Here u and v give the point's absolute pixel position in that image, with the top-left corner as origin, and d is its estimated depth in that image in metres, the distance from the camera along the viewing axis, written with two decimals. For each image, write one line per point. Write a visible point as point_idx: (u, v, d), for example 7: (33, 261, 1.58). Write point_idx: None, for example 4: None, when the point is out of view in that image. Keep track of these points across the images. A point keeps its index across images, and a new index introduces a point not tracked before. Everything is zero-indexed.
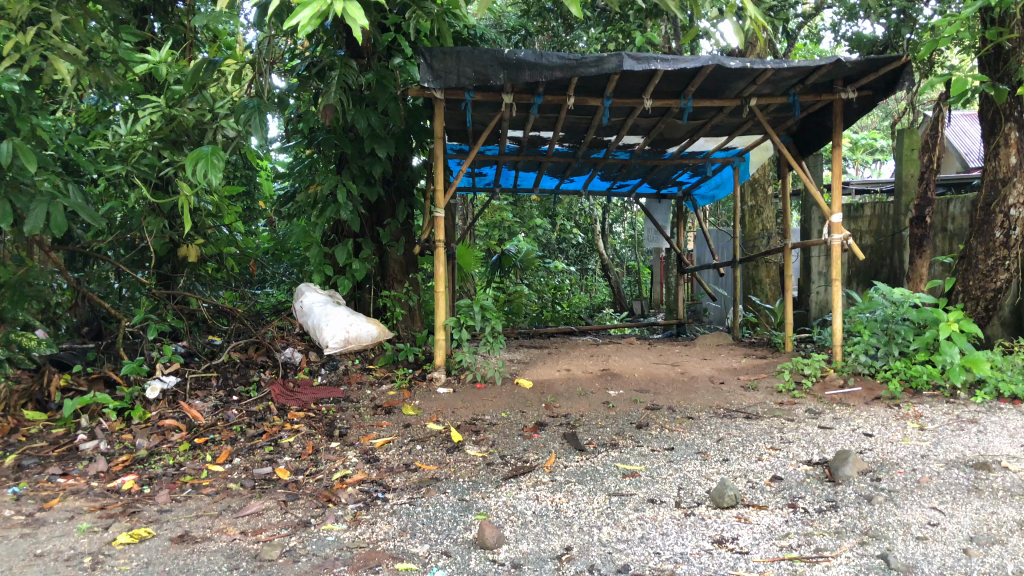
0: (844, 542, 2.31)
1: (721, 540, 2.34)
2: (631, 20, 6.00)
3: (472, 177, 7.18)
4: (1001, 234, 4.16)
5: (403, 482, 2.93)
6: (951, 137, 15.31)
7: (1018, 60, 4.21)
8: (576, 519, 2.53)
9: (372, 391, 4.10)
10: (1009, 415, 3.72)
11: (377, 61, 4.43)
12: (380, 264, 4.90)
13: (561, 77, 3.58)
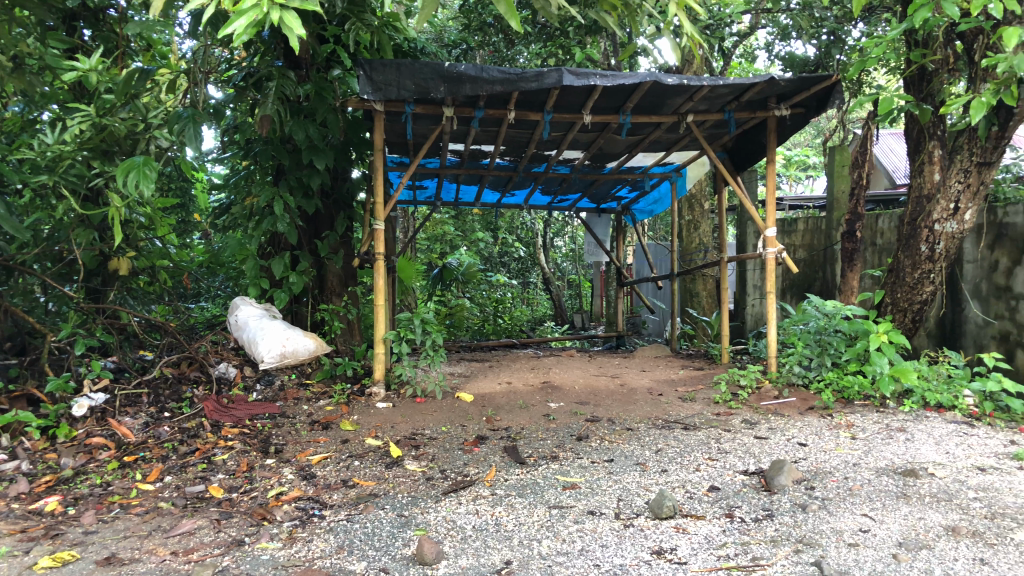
0: (779, 551, 2.29)
1: (659, 551, 2.30)
2: (571, 36, 6.02)
3: (413, 190, 7.10)
4: (927, 248, 4.24)
5: (340, 498, 2.83)
6: (879, 155, 15.76)
7: (941, 80, 4.32)
8: (516, 533, 2.47)
9: (309, 407, 3.99)
10: (935, 423, 3.79)
11: (316, 72, 4.33)
12: (318, 277, 4.77)
13: (502, 91, 3.52)
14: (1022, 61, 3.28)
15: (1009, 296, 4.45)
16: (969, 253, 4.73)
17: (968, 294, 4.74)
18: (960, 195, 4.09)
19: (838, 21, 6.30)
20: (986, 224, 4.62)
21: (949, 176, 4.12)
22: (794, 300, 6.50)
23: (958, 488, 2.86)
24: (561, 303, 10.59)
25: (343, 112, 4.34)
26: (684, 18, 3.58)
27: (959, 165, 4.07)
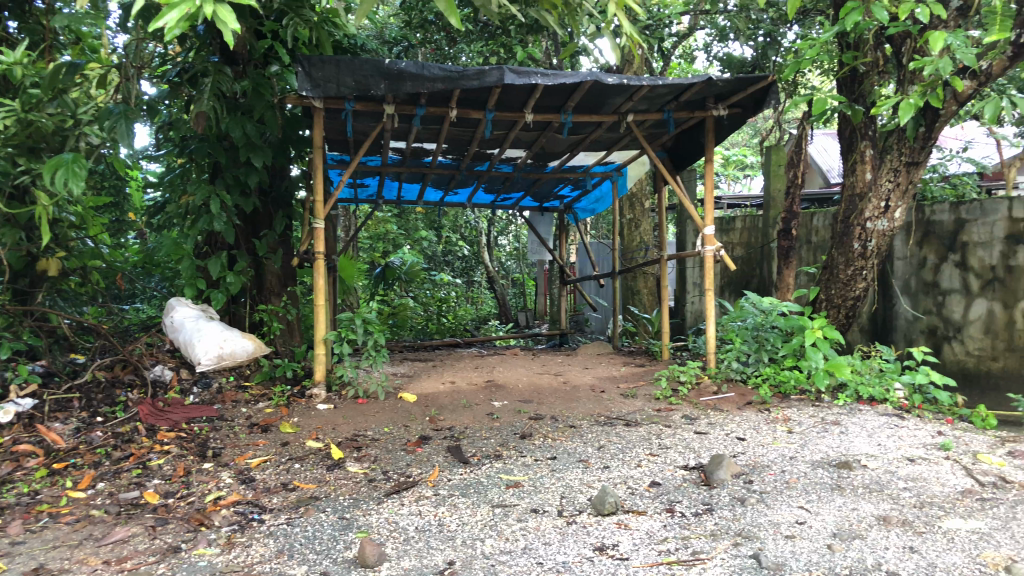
0: (719, 545, 2.29)
1: (601, 547, 2.28)
2: (512, 35, 5.98)
3: (354, 188, 6.98)
4: (859, 245, 4.32)
5: (279, 502, 2.74)
6: (814, 154, 16.10)
7: (871, 83, 4.41)
8: (459, 533, 2.42)
9: (248, 409, 3.87)
10: (868, 416, 3.86)
11: (253, 68, 4.18)
12: (256, 277, 4.62)
13: (443, 89, 3.44)
14: (947, 66, 3.31)
15: (936, 292, 4.90)
16: (899, 250, 5.13)
17: (899, 290, 5.12)
18: (891, 194, 4.17)
19: (774, 23, 6.39)
20: (915, 222, 5.03)
21: (880, 175, 4.20)
22: (732, 297, 6.59)
23: (889, 479, 2.91)
24: (505, 302, 10.55)
25: (281, 108, 4.23)
26: (623, 18, 3.60)
27: (889, 165, 4.15)
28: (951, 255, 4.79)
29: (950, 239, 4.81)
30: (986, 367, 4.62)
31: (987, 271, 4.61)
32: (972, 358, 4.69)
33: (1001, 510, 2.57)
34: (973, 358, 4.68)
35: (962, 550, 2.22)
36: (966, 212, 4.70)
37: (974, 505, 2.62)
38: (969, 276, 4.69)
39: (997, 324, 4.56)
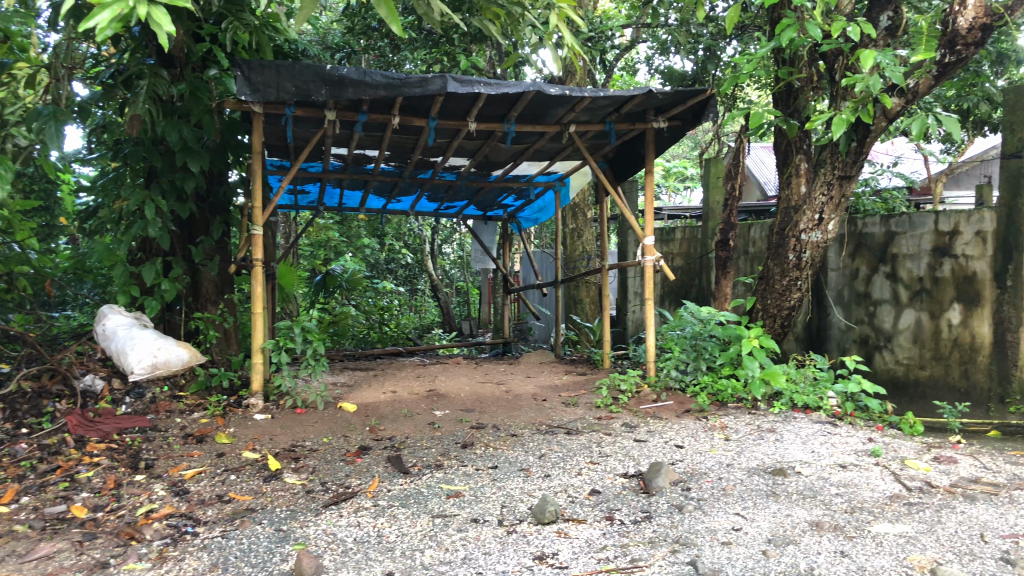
0: (657, 552, 2.31)
1: (541, 556, 2.28)
2: (456, 44, 5.96)
3: (294, 195, 6.88)
4: (794, 256, 4.42)
5: (214, 514, 2.67)
6: (752, 166, 16.44)
7: (807, 98, 4.52)
8: (398, 544, 2.38)
9: (183, 420, 3.74)
10: (802, 423, 3.93)
11: (190, 72, 4.06)
12: (192, 284, 4.43)
13: (386, 96, 3.39)
14: (877, 82, 3.43)
15: (868, 302, 5.03)
16: (833, 261, 5.25)
17: (832, 300, 5.27)
18: (824, 207, 4.27)
19: (713, 38, 6.52)
20: (848, 234, 5.17)
21: (814, 189, 4.29)
22: (672, 306, 6.69)
23: (822, 485, 2.97)
24: (448, 310, 10.50)
25: (219, 112, 4.12)
26: (565, 30, 3.63)
27: (823, 178, 4.25)
28: (882, 266, 4.94)
29: (880, 250, 4.95)
30: (915, 376, 4.76)
31: (915, 283, 4.77)
32: (901, 367, 4.82)
33: (928, 514, 2.64)
34: (901, 366, 4.82)
35: (890, 554, 2.27)
36: (896, 225, 4.86)
37: (901, 510, 2.69)
38: (899, 287, 4.84)
39: (924, 334, 4.71)
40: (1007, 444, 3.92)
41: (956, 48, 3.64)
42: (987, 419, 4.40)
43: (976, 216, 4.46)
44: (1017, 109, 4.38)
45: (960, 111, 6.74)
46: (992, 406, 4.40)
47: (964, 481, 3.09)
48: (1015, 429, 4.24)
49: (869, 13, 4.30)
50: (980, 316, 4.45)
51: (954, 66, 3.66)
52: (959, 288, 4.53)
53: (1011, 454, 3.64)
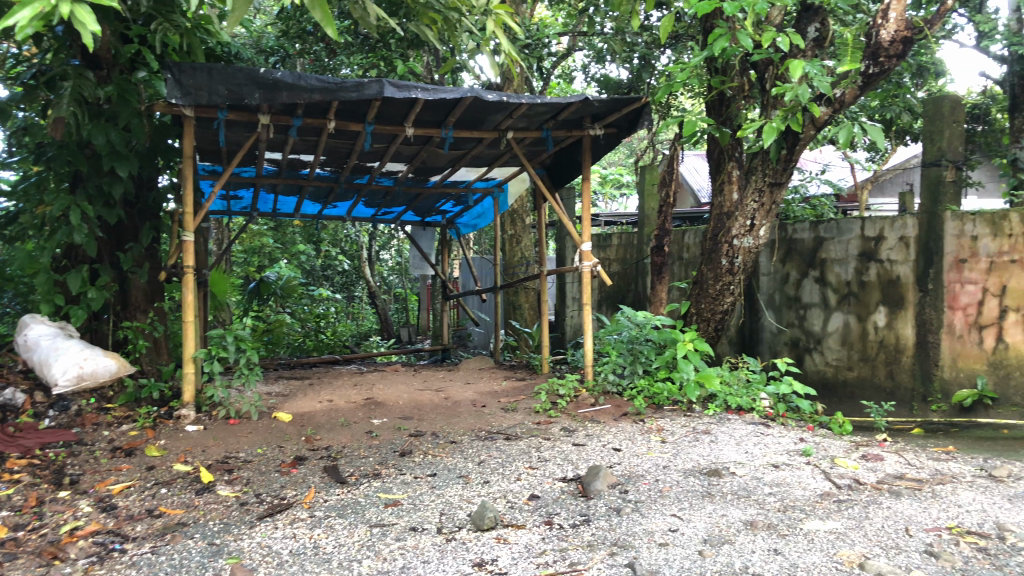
0: (596, 555, 2.31)
1: (480, 563, 2.26)
2: (392, 49, 5.83)
3: (227, 200, 6.72)
4: (727, 262, 4.49)
5: (144, 529, 2.58)
6: (686, 173, 16.71)
7: (738, 107, 4.60)
8: (335, 554, 2.33)
9: (110, 433, 3.60)
10: (736, 425, 3.99)
11: (118, 74, 3.90)
12: (120, 292, 4.27)
13: (321, 101, 3.31)
14: (805, 92, 3.50)
15: (798, 306, 5.15)
16: (764, 266, 5.35)
17: (764, 304, 5.38)
18: (756, 213, 4.35)
19: (647, 47, 6.61)
20: (778, 240, 5.28)
21: (746, 196, 4.38)
22: (609, 311, 6.76)
23: (755, 485, 3.01)
24: (386, 317, 10.39)
25: (148, 116, 3.98)
26: (502, 37, 3.62)
27: (754, 185, 4.33)
28: (811, 271, 5.06)
29: (809, 255, 5.08)
30: (843, 377, 4.88)
31: (843, 286, 4.89)
32: (830, 368, 4.94)
33: (857, 510, 2.70)
34: (831, 368, 4.93)
35: (821, 550, 2.31)
36: (824, 230, 4.98)
37: (831, 507, 2.74)
38: (827, 291, 4.96)
39: (852, 336, 4.83)
40: (929, 441, 4.05)
41: (879, 59, 3.74)
42: (912, 417, 4.56)
43: (899, 223, 4.60)
44: (936, 119, 4.56)
45: (883, 121, 6.96)
46: (916, 405, 4.54)
47: (890, 478, 3.17)
48: (935, 426, 4.41)
49: (798, 25, 4.41)
50: (903, 318, 4.59)
51: (878, 76, 3.76)
52: (884, 291, 4.67)
53: (935, 451, 3.76)
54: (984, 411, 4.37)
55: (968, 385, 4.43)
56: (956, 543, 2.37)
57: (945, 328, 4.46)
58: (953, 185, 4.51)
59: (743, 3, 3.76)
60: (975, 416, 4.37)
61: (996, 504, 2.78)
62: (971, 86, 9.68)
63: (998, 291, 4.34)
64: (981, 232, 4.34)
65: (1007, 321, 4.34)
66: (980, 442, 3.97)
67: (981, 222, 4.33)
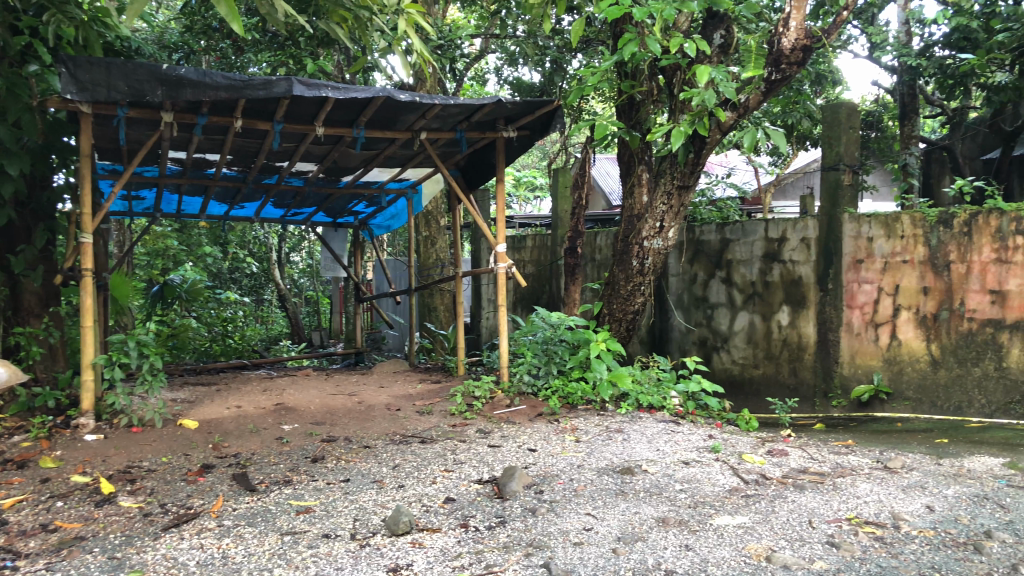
0: (511, 556, 2.27)
1: (395, 568, 2.19)
2: (302, 47, 5.67)
3: (128, 201, 6.42)
4: (637, 262, 4.53)
5: (37, 545, 2.40)
6: (598, 176, 16.91)
7: (647, 111, 4.66)
8: (245, 564, 2.22)
9: (0, 445, 3.37)
10: (648, 423, 4.03)
11: (7, 67, 3.62)
12: (11, 296, 4.00)
13: (228, 99, 3.15)
14: (712, 97, 3.53)
15: (706, 306, 5.25)
16: (673, 267, 5.44)
17: (673, 304, 5.46)
18: (665, 215, 4.40)
19: (559, 50, 6.66)
20: (686, 242, 5.37)
21: (655, 198, 4.42)
22: (523, 313, 6.76)
23: (666, 482, 3.03)
24: (297, 320, 10.16)
25: (41, 111, 3.73)
26: (413, 36, 3.54)
27: (663, 188, 4.38)
28: (718, 271, 5.17)
29: (716, 256, 5.18)
30: (749, 374, 4.98)
31: (748, 286, 5.01)
32: (737, 366, 5.04)
33: (762, 504, 2.74)
34: (737, 366, 5.04)
35: (729, 544, 2.33)
36: (730, 232, 5.09)
37: (739, 502, 2.78)
38: (733, 291, 5.07)
39: (757, 335, 4.94)
40: (830, 435, 4.17)
41: (781, 66, 3.81)
42: (814, 412, 4.69)
43: (800, 224, 4.73)
44: (834, 126, 4.65)
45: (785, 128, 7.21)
46: (817, 401, 4.67)
47: (794, 471, 3.24)
48: (836, 421, 4.53)
49: (704, 32, 4.49)
50: (805, 317, 4.72)
51: (780, 83, 3.84)
52: (787, 291, 4.80)
53: (835, 444, 3.88)
54: (880, 405, 4.51)
55: (865, 380, 4.57)
56: (855, 533, 2.44)
57: (844, 326, 4.59)
58: (850, 189, 4.63)
59: (651, 9, 3.78)
60: (872, 411, 4.51)
61: (891, 495, 2.87)
62: (865, 93, 10.18)
63: (892, 290, 4.48)
64: (875, 234, 4.51)
65: (899, 319, 4.47)
66: (878, 435, 4.10)
67: (876, 224, 4.50)
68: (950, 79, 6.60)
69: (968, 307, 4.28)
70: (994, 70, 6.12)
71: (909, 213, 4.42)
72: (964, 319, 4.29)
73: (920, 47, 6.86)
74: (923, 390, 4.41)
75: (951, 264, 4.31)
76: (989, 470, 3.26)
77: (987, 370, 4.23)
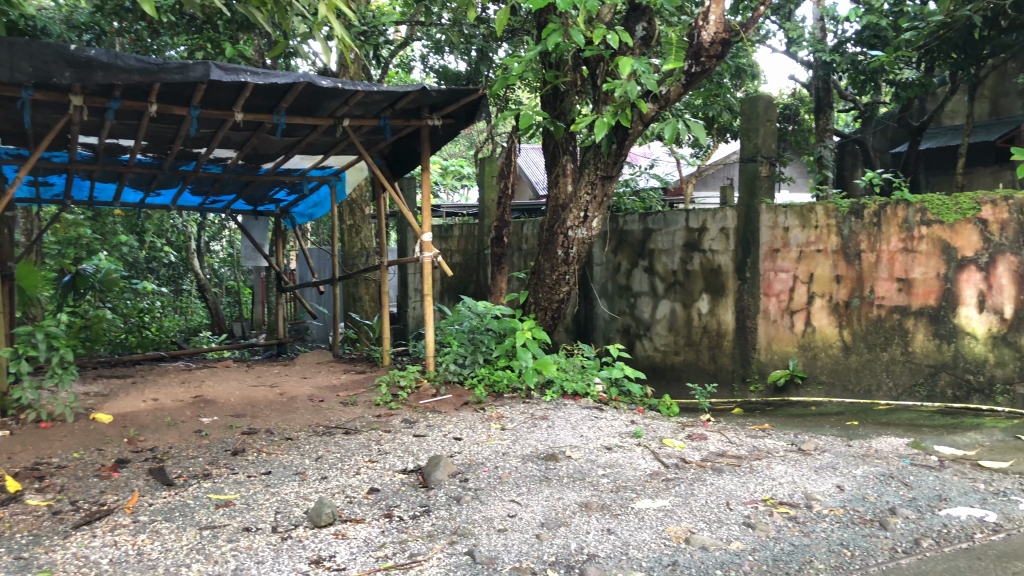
0: (435, 545, 2.27)
1: (317, 560, 2.17)
2: (221, 31, 5.51)
3: (36, 187, 6.13)
4: (562, 252, 4.56)
5: None
6: (524, 165, 17.00)
7: (571, 101, 4.68)
8: (161, 561, 2.17)
9: None
10: (573, 410, 4.07)
11: None
12: None
13: (142, 84, 2.95)
14: (634, 88, 3.57)
15: (630, 294, 5.44)
16: (597, 256, 5.62)
17: (597, 293, 5.64)
18: (589, 205, 4.44)
19: (485, 39, 6.65)
20: (610, 232, 5.54)
21: (580, 188, 4.45)
22: (449, 302, 6.76)
23: (589, 467, 3.07)
24: (217, 311, 9.96)
25: None
26: (335, 21, 3.46)
27: (587, 178, 4.41)
28: (641, 261, 5.34)
29: (639, 246, 5.35)
30: (671, 360, 5.15)
31: (670, 275, 5.17)
32: (659, 353, 5.22)
33: (683, 487, 2.81)
34: (659, 353, 5.21)
35: (650, 527, 2.39)
36: (653, 223, 5.25)
37: (660, 485, 2.84)
38: (656, 280, 5.24)
39: (678, 322, 5.11)
40: (748, 419, 4.28)
41: (701, 59, 3.86)
42: (732, 397, 4.84)
43: (720, 214, 4.87)
44: (752, 118, 4.76)
45: (706, 119, 7.37)
46: (736, 385, 4.81)
47: (713, 455, 3.33)
48: (754, 405, 4.66)
49: (627, 23, 4.53)
50: (724, 304, 4.87)
51: (700, 76, 3.90)
52: (707, 280, 4.95)
53: (752, 428, 3.99)
54: (795, 389, 4.61)
55: (781, 365, 4.67)
56: (770, 514, 2.51)
57: (761, 314, 4.72)
58: (768, 180, 4.74)
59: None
60: (787, 395, 4.61)
61: (804, 476, 2.97)
62: (782, 88, 10.48)
63: (807, 278, 4.58)
64: (791, 224, 4.63)
65: (814, 306, 4.56)
66: (794, 418, 4.22)
67: (792, 214, 4.61)
68: (862, 76, 6.81)
69: (877, 294, 4.34)
70: (901, 67, 6.37)
71: (823, 204, 4.52)
72: (874, 306, 4.35)
73: (834, 43, 7.07)
74: (836, 374, 4.49)
75: (862, 252, 4.39)
76: (895, 449, 3.39)
77: (894, 354, 4.29)
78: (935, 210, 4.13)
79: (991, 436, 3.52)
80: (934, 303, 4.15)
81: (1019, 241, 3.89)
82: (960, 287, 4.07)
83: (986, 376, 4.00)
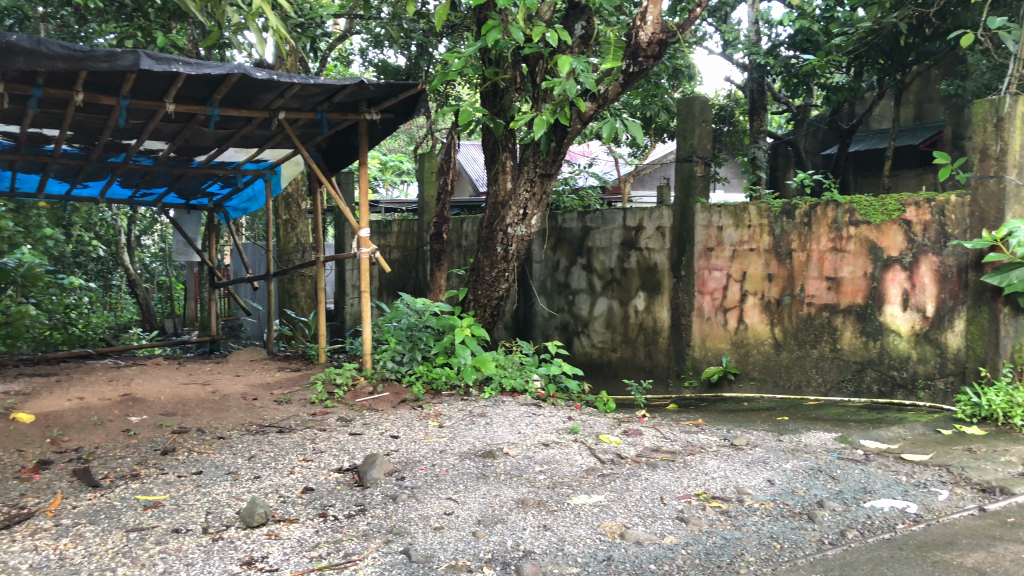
0: (370, 544, 2.22)
1: (249, 561, 2.10)
2: (151, 19, 5.33)
3: None
4: (501, 249, 4.53)
5: None
6: (465, 161, 16.98)
7: (511, 98, 4.64)
8: (84, 565, 2.07)
9: None
10: (510, 406, 4.05)
11: None
12: None
13: (66, 70, 2.80)
14: (573, 86, 3.53)
15: (568, 292, 5.53)
16: (536, 254, 5.68)
17: (536, 290, 5.72)
18: (527, 203, 4.41)
19: (425, 34, 6.60)
20: (549, 230, 5.61)
21: (518, 185, 4.43)
22: (387, 298, 6.69)
23: (526, 464, 3.05)
24: (148, 307, 9.75)
25: None
26: (271, 12, 3.37)
27: (526, 175, 4.39)
28: (579, 259, 5.43)
29: (577, 244, 5.44)
30: (608, 357, 5.27)
31: (607, 273, 5.28)
32: (596, 349, 5.33)
33: (618, 483, 2.81)
34: (597, 349, 5.33)
35: (586, 523, 2.38)
36: (591, 221, 5.34)
37: (596, 481, 2.84)
38: (594, 278, 5.34)
39: (615, 319, 5.23)
40: (683, 415, 4.32)
41: (639, 59, 3.87)
42: (667, 393, 4.95)
43: (656, 214, 4.96)
44: (688, 118, 4.82)
45: (644, 118, 7.45)
46: (671, 381, 4.93)
47: (648, 450, 3.35)
48: (689, 400, 4.72)
49: (566, 22, 4.52)
50: (659, 302, 4.99)
51: (638, 76, 3.90)
52: (643, 278, 5.06)
53: (688, 423, 4.02)
54: (728, 385, 4.68)
55: (715, 362, 4.74)
56: (703, 508, 2.53)
57: (695, 311, 4.81)
58: (703, 180, 4.79)
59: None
60: (721, 391, 4.68)
61: (736, 471, 3.00)
62: (719, 89, 10.67)
63: (740, 277, 4.65)
64: (725, 223, 4.70)
65: (747, 304, 4.62)
66: (727, 414, 4.26)
67: (726, 214, 4.69)
68: (795, 78, 6.94)
69: (807, 293, 4.40)
70: (832, 72, 6.55)
71: (756, 204, 4.60)
72: (804, 304, 4.41)
73: (768, 47, 7.17)
74: (767, 370, 4.56)
75: (793, 252, 4.46)
76: (824, 443, 3.46)
77: (823, 352, 4.35)
78: (863, 210, 4.17)
79: (913, 430, 3.60)
80: (861, 302, 4.19)
81: (940, 242, 3.91)
82: (885, 286, 4.10)
83: (909, 372, 4.03)
